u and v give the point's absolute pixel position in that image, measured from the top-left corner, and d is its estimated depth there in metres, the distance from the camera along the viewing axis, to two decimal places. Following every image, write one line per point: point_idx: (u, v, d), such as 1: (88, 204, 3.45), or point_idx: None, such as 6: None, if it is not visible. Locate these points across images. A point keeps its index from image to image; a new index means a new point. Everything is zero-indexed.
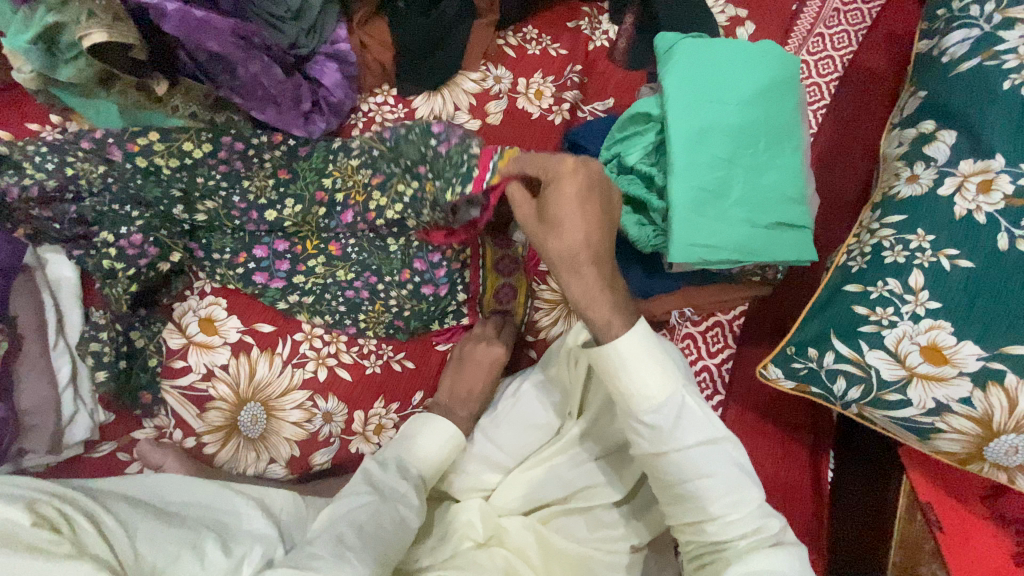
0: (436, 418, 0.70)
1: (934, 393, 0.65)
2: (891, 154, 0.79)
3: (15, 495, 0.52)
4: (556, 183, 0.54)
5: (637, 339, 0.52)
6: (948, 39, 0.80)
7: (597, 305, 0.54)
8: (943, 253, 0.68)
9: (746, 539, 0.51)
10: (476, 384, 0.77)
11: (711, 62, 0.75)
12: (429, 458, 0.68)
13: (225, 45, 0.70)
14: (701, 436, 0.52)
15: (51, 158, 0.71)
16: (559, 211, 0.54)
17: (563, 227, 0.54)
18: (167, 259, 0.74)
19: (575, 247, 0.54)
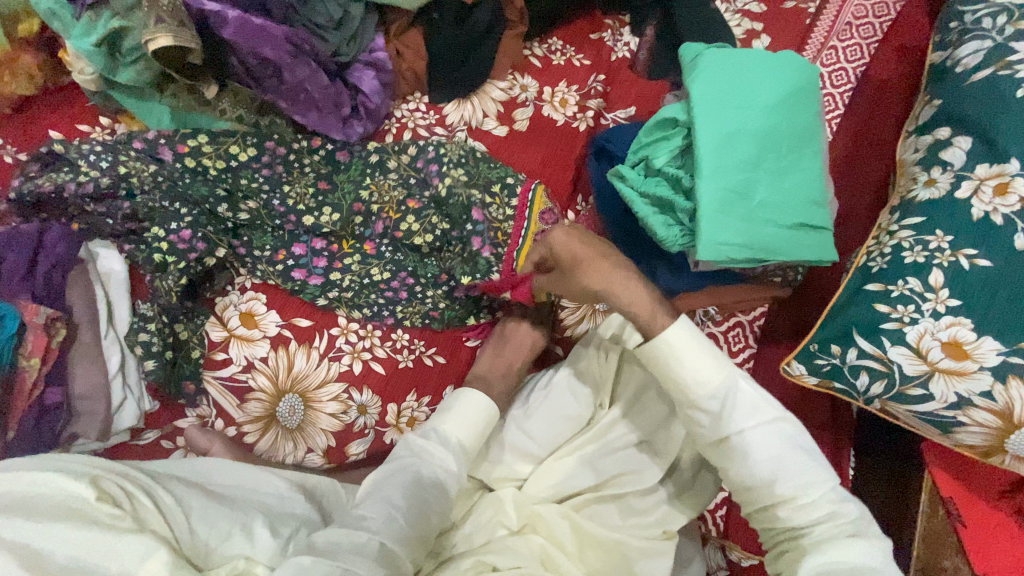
0: (472, 393, 0.69)
1: (956, 387, 0.68)
2: (908, 160, 0.83)
3: (79, 472, 0.56)
4: (554, 242, 0.68)
5: (679, 328, 0.59)
6: (961, 50, 0.84)
7: (642, 300, 0.63)
8: (961, 252, 0.70)
9: (820, 529, 0.55)
10: (511, 361, 0.79)
11: (734, 71, 0.79)
12: (468, 430, 0.68)
13: (278, 51, 0.74)
14: (760, 418, 0.58)
15: (105, 157, 0.74)
16: (570, 254, 0.67)
17: (583, 261, 0.67)
18: (213, 255, 0.77)
19: (601, 266, 0.66)
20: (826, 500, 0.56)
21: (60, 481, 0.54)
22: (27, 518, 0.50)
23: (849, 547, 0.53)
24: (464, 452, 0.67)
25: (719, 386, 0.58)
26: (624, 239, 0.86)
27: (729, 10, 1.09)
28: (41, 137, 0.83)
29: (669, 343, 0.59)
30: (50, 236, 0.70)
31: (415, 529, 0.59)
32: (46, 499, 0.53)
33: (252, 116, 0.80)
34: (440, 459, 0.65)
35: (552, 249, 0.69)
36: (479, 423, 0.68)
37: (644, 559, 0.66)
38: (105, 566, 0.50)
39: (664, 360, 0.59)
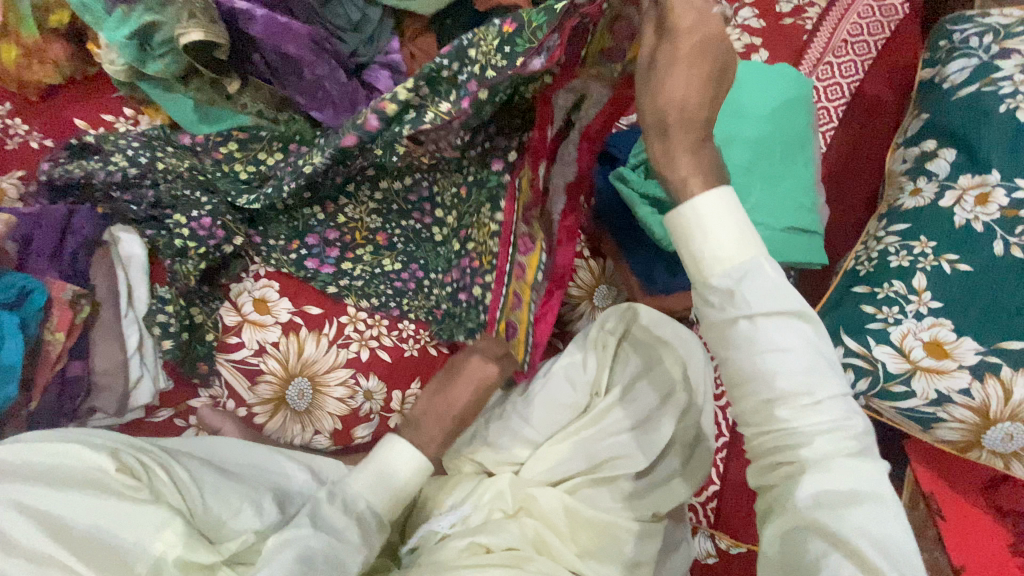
0: (401, 448, 0.66)
1: (935, 384, 0.71)
2: (897, 171, 0.87)
3: (101, 445, 0.56)
4: (675, 29, 0.50)
5: (715, 194, 0.50)
6: (949, 67, 0.88)
7: (680, 166, 0.52)
8: (944, 257, 0.74)
9: (822, 437, 0.47)
10: (458, 400, 0.74)
11: (732, 81, 0.83)
12: (387, 495, 0.64)
13: (301, 48, 0.78)
14: (777, 304, 0.49)
15: (144, 154, 0.80)
16: (670, 71, 0.51)
17: (663, 83, 0.51)
18: (232, 242, 0.80)
19: (666, 108, 0.51)
20: (835, 409, 0.48)
21: (80, 450, 0.55)
22: (50, 487, 0.52)
23: (846, 467, 0.46)
24: (372, 520, 0.62)
25: (742, 264, 0.50)
26: (627, 237, 0.88)
27: (729, 24, 1.12)
28: (67, 125, 0.86)
29: (700, 211, 0.50)
30: (78, 217, 0.75)
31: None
32: (69, 467, 0.54)
33: (272, 110, 0.84)
34: (340, 531, 0.59)
35: (672, 27, 0.50)
36: (404, 482, 0.65)
37: (633, 540, 0.68)
38: (122, 536, 0.52)
39: (684, 227, 0.51)
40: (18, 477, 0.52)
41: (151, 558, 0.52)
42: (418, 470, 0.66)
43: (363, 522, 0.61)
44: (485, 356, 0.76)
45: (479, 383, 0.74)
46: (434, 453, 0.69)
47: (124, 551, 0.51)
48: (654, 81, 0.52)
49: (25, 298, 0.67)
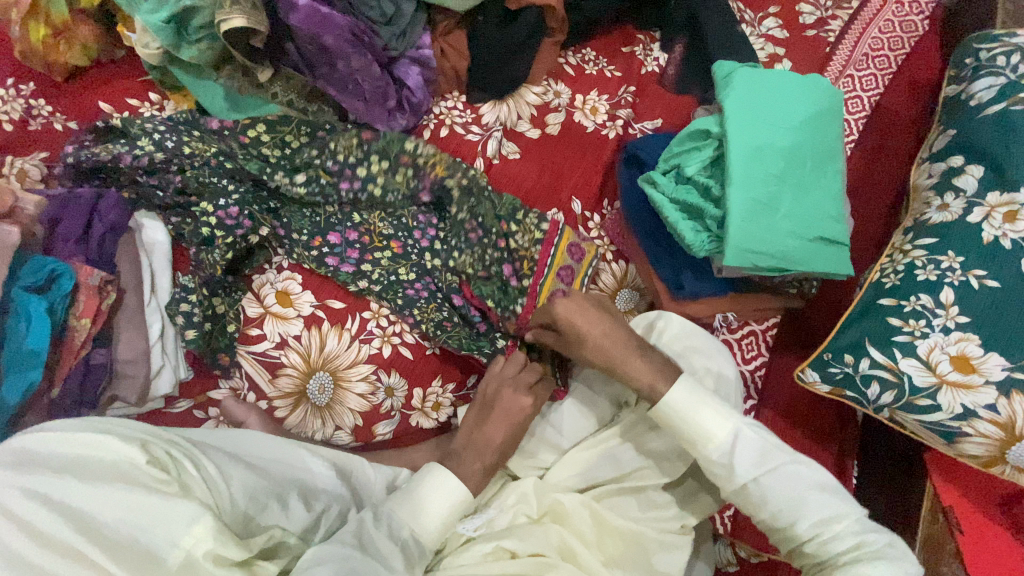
0: (446, 474, 0.65)
1: (961, 399, 0.71)
2: (922, 185, 0.87)
3: (131, 437, 0.55)
4: (553, 311, 0.72)
5: (678, 390, 0.64)
6: (976, 84, 0.89)
7: (643, 372, 0.67)
8: (972, 273, 0.75)
9: (844, 547, 0.57)
10: (495, 435, 0.71)
11: (764, 90, 0.83)
12: (436, 524, 0.63)
13: (339, 40, 0.78)
14: (766, 462, 0.61)
15: (170, 137, 0.79)
16: (573, 328, 0.71)
17: (586, 340, 0.71)
18: (257, 233, 0.78)
19: (603, 346, 0.70)
20: (850, 531, 0.58)
21: (108, 442, 0.53)
22: (80, 481, 0.50)
23: (875, 564, 0.54)
24: (417, 548, 0.61)
25: (722, 437, 0.62)
26: (653, 242, 0.89)
27: (753, 33, 1.13)
28: (92, 108, 0.84)
29: (673, 405, 0.64)
30: (105, 203, 0.74)
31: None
32: (99, 459, 0.53)
33: (302, 101, 0.85)
34: (385, 557, 0.58)
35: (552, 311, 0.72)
36: (447, 510, 0.64)
37: (662, 551, 0.68)
38: (152, 534, 0.50)
39: (672, 419, 0.64)
40: (48, 469, 0.51)
41: (181, 553, 0.49)
42: (461, 500, 0.64)
43: (407, 549, 0.60)
44: (518, 390, 0.74)
45: (517, 417, 0.72)
46: (477, 484, 0.67)
47: (154, 548, 0.49)
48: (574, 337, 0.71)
49: (53, 281, 0.66)
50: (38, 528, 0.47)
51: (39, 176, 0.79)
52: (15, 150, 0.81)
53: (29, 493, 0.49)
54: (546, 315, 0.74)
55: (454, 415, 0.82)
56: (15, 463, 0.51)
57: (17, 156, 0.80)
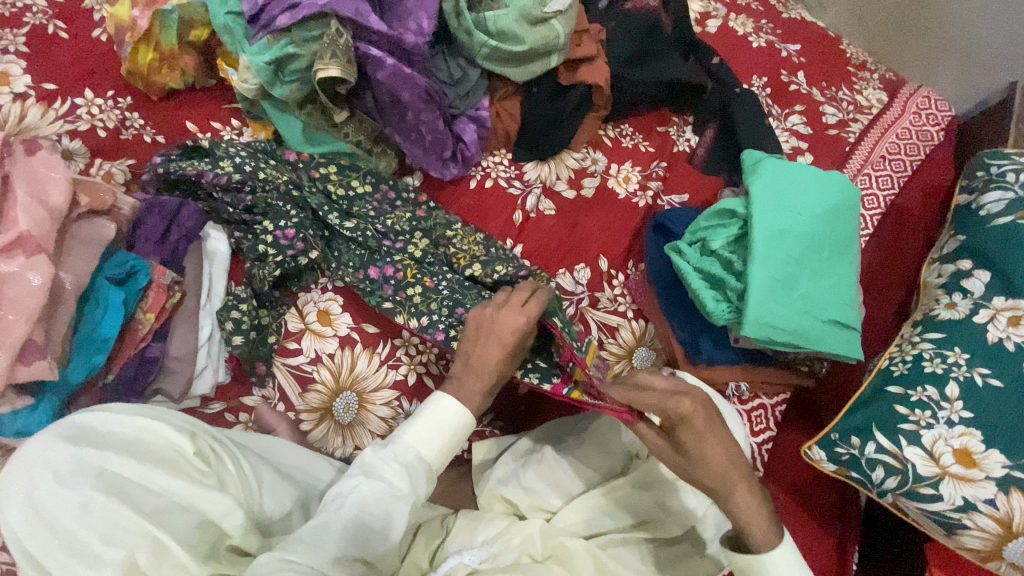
0: (445, 400, 0.66)
1: (962, 491, 0.73)
2: (931, 283, 0.93)
3: (183, 426, 0.60)
4: (679, 415, 0.64)
5: (784, 554, 0.61)
6: (985, 196, 0.95)
7: (758, 517, 0.62)
8: (976, 370, 0.79)
9: None
10: (491, 356, 0.72)
11: (789, 183, 0.90)
12: (436, 445, 0.65)
13: (414, 96, 0.88)
14: None
15: (247, 162, 0.86)
16: (696, 446, 0.64)
17: (707, 460, 0.64)
18: (308, 255, 0.85)
19: (725, 472, 0.64)
20: None
21: (161, 429, 0.59)
22: (134, 463, 0.55)
23: None
24: (423, 468, 0.63)
25: None
26: (674, 305, 0.94)
27: (779, 127, 1.22)
28: (178, 126, 0.94)
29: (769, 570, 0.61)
30: (185, 211, 0.82)
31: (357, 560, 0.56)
32: (153, 442, 0.58)
33: (369, 143, 0.94)
34: (390, 481, 0.60)
35: (680, 413, 0.64)
36: (449, 433, 0.65)
37: None
38: (187, 517, 0.55)
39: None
40: (105, 446, 0.55)
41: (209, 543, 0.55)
42: (462, 421, 0.67)
43: (411, 469, 0.62)
44: (515, 310, 0.75)
45: (505, 333, 0.73)
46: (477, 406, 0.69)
47: (187, 535, 0.54)
48: (698, 456, 0.64)
49: (131, 276, 0.75)
50: (90, 499, 0.51)
51: (122, 180, 0.89)
52: (104, 154, 0.90)
53: (86, 467, 0.53)
54: (665, 413, 0.65)
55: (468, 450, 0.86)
56: (76, 436, 0.55)
57: (106, 159, 0.89)
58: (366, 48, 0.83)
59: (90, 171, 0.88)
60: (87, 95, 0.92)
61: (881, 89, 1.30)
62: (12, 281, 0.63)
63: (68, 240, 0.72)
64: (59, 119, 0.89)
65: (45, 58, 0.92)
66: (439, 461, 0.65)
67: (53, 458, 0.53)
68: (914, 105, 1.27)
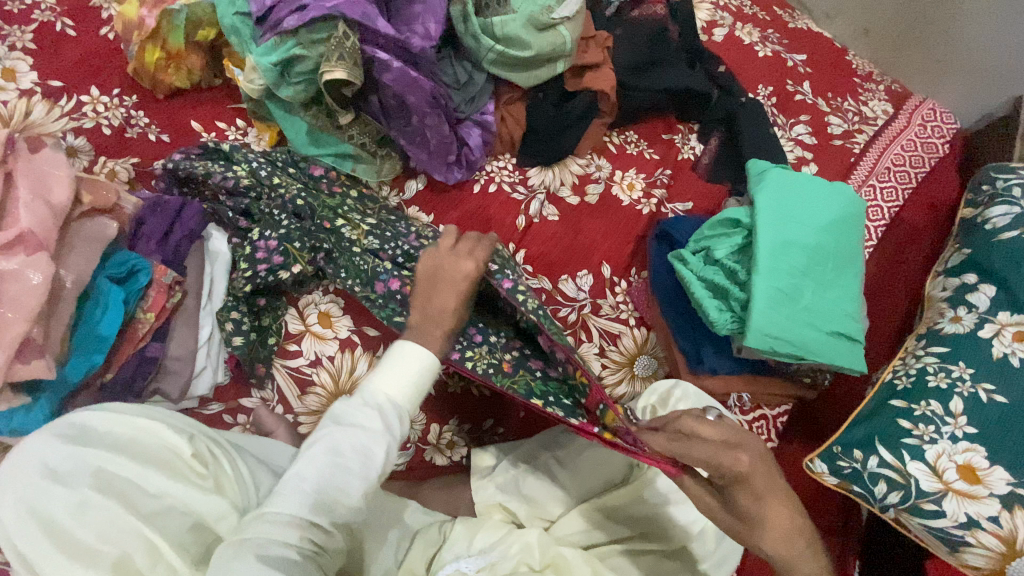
0: (406, 344, 0.60)
1: (966, 508, 0.72)
2: (936, 296, 0.92)
3: (181, 427, 0.61)
4: (739, 472, 0.58)
5: None
6: (992, 210, 0.95)
7: None
8: (981, 385, 0.78)
9: None
10: (446, 304, 0.66)
11: (795, 194, 0.90)
12: (404, 389, 0.59)
13: (420, 100, 0.88)
14: None
15: (258, 164, 0.87)
16: (756, 509, 0.58)
17: (770, 524, 0.58)
18: (288, 269, 0.80)
19: (790, 538, 0.58)
20: None
21: (160, 429, 0.59)
22: (132, 463, 0.55)
23: None
24: (395, 410, 0.58)
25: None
26: (677, 313, 0.93)
27: (784, 137, 1.22)
28: (183, 125, 0.94)
29: None
30: (189, 211, 0.83)
31: (333, 502, 0.53)
32: (150, 442, 0.58)
33: (373, 146, 0.94)
34: (363, 424, 0.56)
35: (736, 470, 0.58)
36: (416, 374, 0.59)
37: None
38: (183, 519, 0.56)
39: None
40: (103, 446, 0.55)
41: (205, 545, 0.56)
42: (430, 363, 0.61)
43: (383, 413, 0.57)
44: (461, 256, 0.70)
45: (454, 275, 0.68)
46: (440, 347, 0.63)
47: (182, 537, 0.55)
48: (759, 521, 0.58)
49: (132, 275, 0.75)
50: (87, 498, 0.51)
51: (126, 178, 0.89)
52: (109, 151, 0.90)
53: (82, 465, 0.53)
54: (721, 472, 0.59)
55: (467, 456, 0.85)
56: (73, 435, 0.55)
57: (111, 157, 0.89)
58: (373, 51, 0.83)
59: (93, 169, 0.88)
60: (92, 92, 0.91)
61: (886, 100, 1.30)
62: (12, 278, 0.63)
63: (70, 238, 0.72)
64: (64, 116, 0.89)
65: (52, 56, 0.92)
66: (412, 404, 0.60)
67: (49, 456, 0.53)
68: (920, 117, 1.27)
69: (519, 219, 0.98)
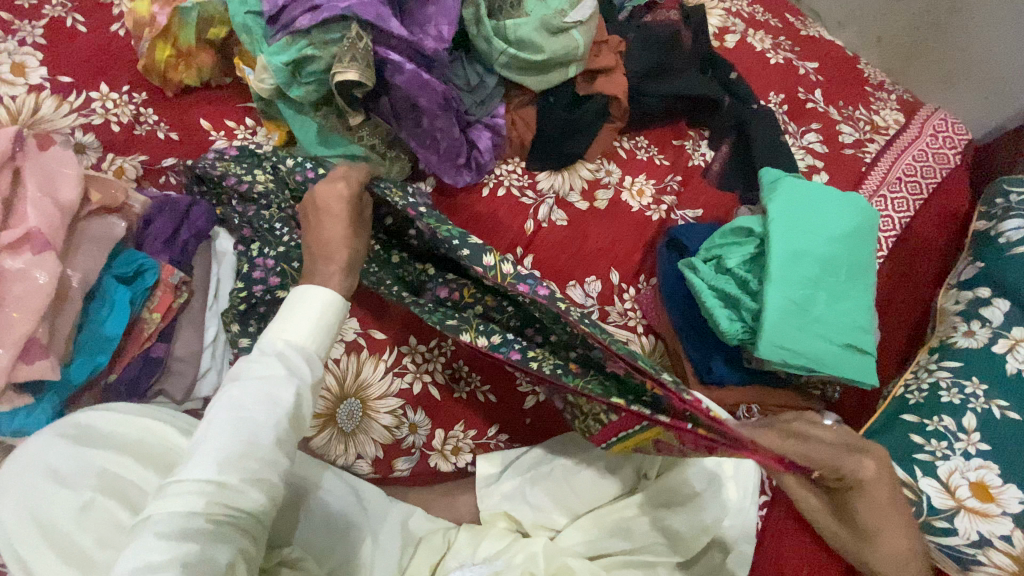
0: (299, 290, 0.61)
1: (978, 526, 0.71)
2: (948, 310, 0.91)
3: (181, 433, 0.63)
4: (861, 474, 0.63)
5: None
6: (1005, 224, 0.93)
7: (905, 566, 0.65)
8: (994, 402, 0.78)
9: None
10: (329, 232, 0.70)
11: (808, 204, 0.89)
12: (302, 335, 0.60)
13: (431, 102, 0.87)
14: None
15: (263, 164, 0.85)
16: (864, 504, 0.64)
17: (871, 514, 0.64)
18: (286, 290, 0.78)
19: (884, 527, 0.64)
20: None
21: (154, 430, 0.62)
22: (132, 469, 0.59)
23: None
24: (296, 354, 0.58)
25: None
26: (686, 323, 0.92)
27: (795, 145, 1.21)
28: (192, 123, 0.93)
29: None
30: (196, 211, 0.82)
31: (243, 455, 0.51)
32: (147, 443, 0.61)
33: (383, 147, 0.93)
34: (266, 374, 0.55)
35: (858, 475, 0.63)
36: (314, 317, 0.60)
37: None
38: None
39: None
40: (105, 451, 0.59)
41: None
42: (329, 304, 0.62)
43: (284, 358, 0.57)
44: (337, 181, 0.73)
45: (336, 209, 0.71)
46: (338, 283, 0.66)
47: None
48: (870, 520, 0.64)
49: (138, 275, 0.74)
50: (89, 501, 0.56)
51: (134, 176, 0.89)
52: (117, 149, 0.89)
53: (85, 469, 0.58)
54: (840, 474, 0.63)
55: (472, 463, 0.83)
56: (74, 438, 0.59)
57: (119, 155, 0.89)
58: (386, 52, 0.83)
59: (101, 166, 0.88)
60: (102, 89, 0.91)
61: (898, 110, 1.29)
62: (18, 278, 0.63)
63: (78, 237, 0.71)
64: (73, 112, 0.88)
65: (61, 51, 0.91)
66: (317, 348, 0.60)
67: (49, 459, 0.57)
68: (931, 127, 1.26)
69: (528, 223, 0.97)
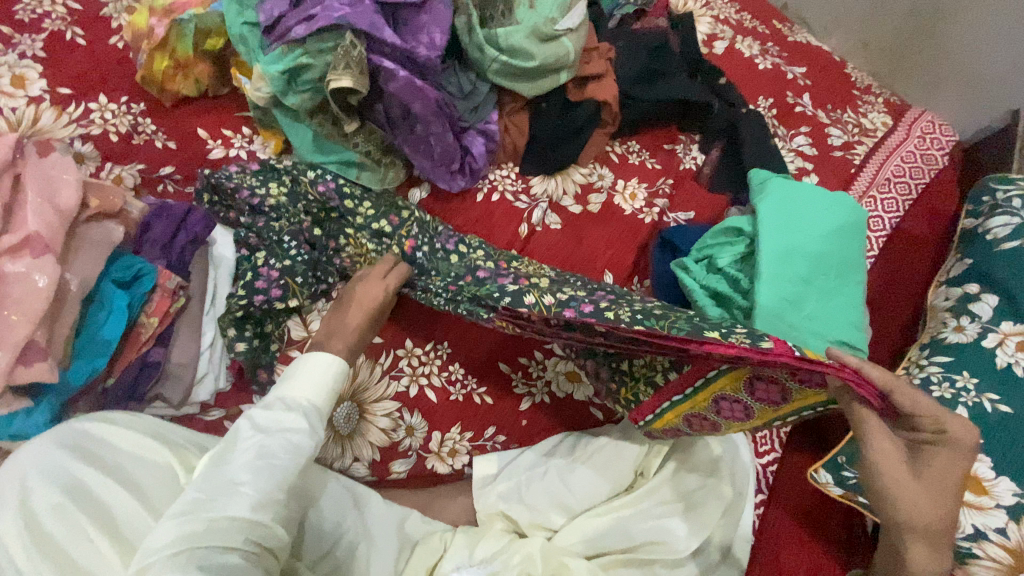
0: (313, 353, 0.64)
1: (973, 519, 0.72)
2: (939, 306, 0.92)
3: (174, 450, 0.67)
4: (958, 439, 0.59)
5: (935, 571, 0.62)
6: (992, 221, 0.95)
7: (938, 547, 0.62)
8: (986, 396, 0.78)
9: None
10: (352, 320, 0.75)
11: (797, 206, 0.90)
12: (321, 390, 0.63)
13: (425, 108, 0.88)
14: None
15: (264, 172, 0.89)
16: (941, 470, 0.59)
17: (945, 486, 0.59)
18: (287, 301, 0.81)
19: (950, 502, 0.60)
20: None
21: (161, 450, 0.65)
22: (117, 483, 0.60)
23: None
24: (317, 412, 0.62)
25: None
26: None
27: (785, 147, 1.23)
28: (189, 132, 0.94)
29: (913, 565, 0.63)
30: (194, 217, 0.83)
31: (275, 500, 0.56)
32: (149, 462, 0.65)
33: (377, 153, 0.94)
34: (290, 427, 0.59)
35: (954, 435, 0.59)
36: (331, 379, 0.63)
37: None
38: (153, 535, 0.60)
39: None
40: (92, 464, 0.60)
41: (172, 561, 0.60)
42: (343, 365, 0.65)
43: (308, 414, 0.61)
44: (372, 281, 0.79)
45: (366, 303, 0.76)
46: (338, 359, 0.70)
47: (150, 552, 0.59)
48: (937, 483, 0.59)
49: (136, 279, 0.75)
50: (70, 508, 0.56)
51: (132, 184, 0.90)
52: (115, 158, 0.90)
53: (72, 480, 0.58)
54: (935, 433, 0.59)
55: (469, 464, 0.83)
56: (73, 446, 0.60)
57: (118, 163, 0.90)
58: (379, 60, 0.84)
59: (100, 175, 0.89)
60: (100, 100, 0.92)
61: (886, 112, 1.31)
62: (17, 281, 0.64)
63: (77, 241, 0.72)
64: (72, 123, 0.90)
65: (61, 63, 0.93)
66: (331, 407, 0.64)
67: (54, 463, 0.58)
68: (919, 130, 1.28)
69: (523, 226, 0.98)
